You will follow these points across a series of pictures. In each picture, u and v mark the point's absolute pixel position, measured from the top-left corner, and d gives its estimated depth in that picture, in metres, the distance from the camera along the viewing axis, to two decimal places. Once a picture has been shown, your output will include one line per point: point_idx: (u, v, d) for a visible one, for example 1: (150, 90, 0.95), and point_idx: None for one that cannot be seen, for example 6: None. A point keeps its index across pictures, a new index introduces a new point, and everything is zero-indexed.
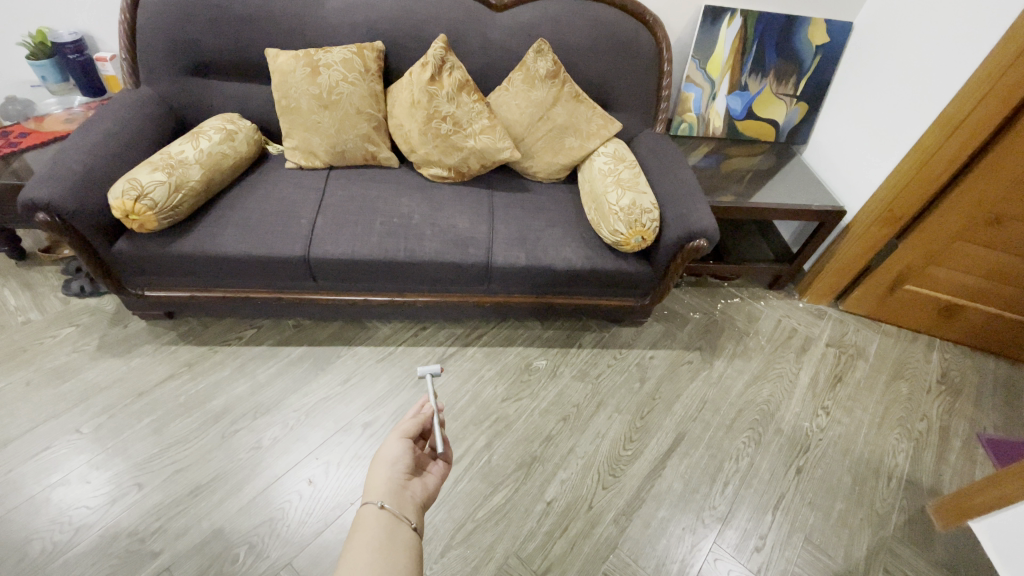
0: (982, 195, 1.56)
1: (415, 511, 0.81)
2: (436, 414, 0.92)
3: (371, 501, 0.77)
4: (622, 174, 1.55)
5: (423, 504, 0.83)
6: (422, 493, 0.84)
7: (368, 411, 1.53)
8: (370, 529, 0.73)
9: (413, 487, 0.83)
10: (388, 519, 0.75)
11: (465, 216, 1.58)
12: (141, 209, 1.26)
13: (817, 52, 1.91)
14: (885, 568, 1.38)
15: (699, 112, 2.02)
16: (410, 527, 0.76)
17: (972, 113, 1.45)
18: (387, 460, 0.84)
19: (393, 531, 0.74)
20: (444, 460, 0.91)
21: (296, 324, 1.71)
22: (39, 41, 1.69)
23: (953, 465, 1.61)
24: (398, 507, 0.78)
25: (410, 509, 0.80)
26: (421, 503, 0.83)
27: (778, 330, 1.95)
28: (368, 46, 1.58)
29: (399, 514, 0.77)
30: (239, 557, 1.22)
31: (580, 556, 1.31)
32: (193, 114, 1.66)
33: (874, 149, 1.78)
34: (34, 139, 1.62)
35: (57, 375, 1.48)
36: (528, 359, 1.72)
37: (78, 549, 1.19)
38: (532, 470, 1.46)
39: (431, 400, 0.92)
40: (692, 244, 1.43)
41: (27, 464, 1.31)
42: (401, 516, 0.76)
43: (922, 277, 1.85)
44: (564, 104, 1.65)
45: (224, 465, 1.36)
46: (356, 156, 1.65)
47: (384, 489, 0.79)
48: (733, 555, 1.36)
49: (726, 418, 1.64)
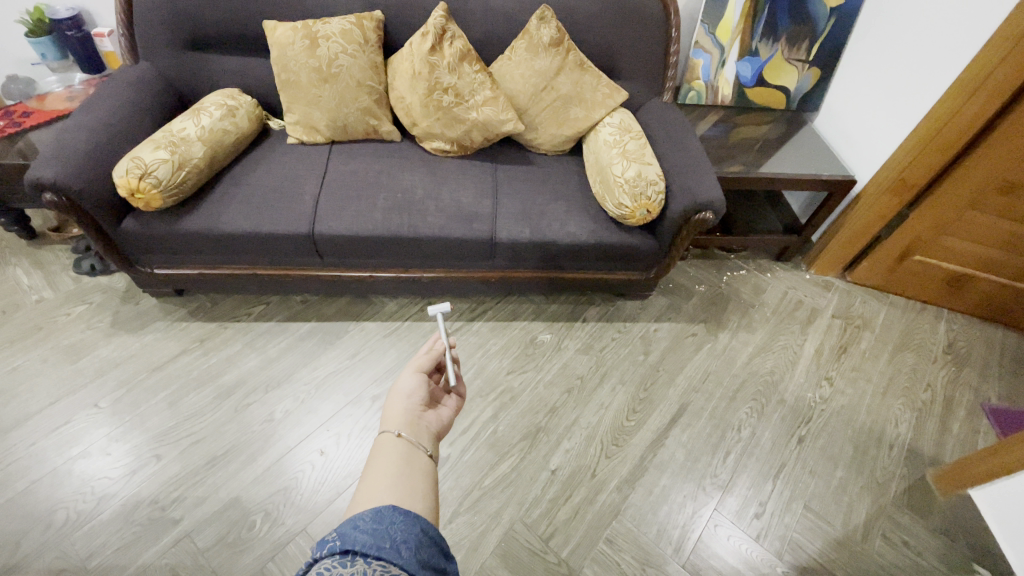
0: (997, 163, 1.53)
1: (430, 440, 0.80)
2: (448, 350, 0.94)
3: (389, 430, 0.76)
4: (628, 146, 1.53)
5: (438, 433, 0.83)
6: (436, 424, 0.84)
7: (376, 384, 1.56)
8: (388, 454, 0.72)
9: (428, 418, 0.84)
10: (406, 446, 0.74)
11: (468, 190, 1.57)
12: (146, 187, 1.27)
13: (832, 14, 1.82)
14: (883, 534, 1.41)
15: (708, 80, 1.98)
16: (426, 454, 0.75)
17: (990, 77, 1.40)
18: (403, 394, 0.85)
19: (411, 456, 0.73)
20: (457, 394, 0.92)
21: (303, 300, 1.73)
22: (36, 18, 1.66)
23: (956, 435, 1.63)
24: (414, 435, 0.77)
25: (425, 437, 0.79)
26: (435, 432, 0.83)
27: (784, 302, 1.94)
28: (367, 16, 1.54)
29: (416, 440, 0.76)
30: (255, 524, 1.27)
31: (584, 522, 1.36)
32: (193, 90, 1.64)
33: (888, 116, 1.73)
34: (38, 117, 1.62)
35: (73, 352, 1.52)
36: (533, 332, 1.74)
37: (102, 517, 1.25)
38: (537, 441, 1.49)
39: (443, 336, 0.93)
40: (698, 216, 1.42)
41: (50, 438, 1.36)
42: (418, 443, 0.75)
43: (932, 247, 1.82)
44: (568, 73, 1.62)
45: (238, 437, 1.41)
46: (358, 130, 1.63)
47: (400, 419, 0.79)
48: (733, 521, 1.40)
49: (729, 389, 1.66)
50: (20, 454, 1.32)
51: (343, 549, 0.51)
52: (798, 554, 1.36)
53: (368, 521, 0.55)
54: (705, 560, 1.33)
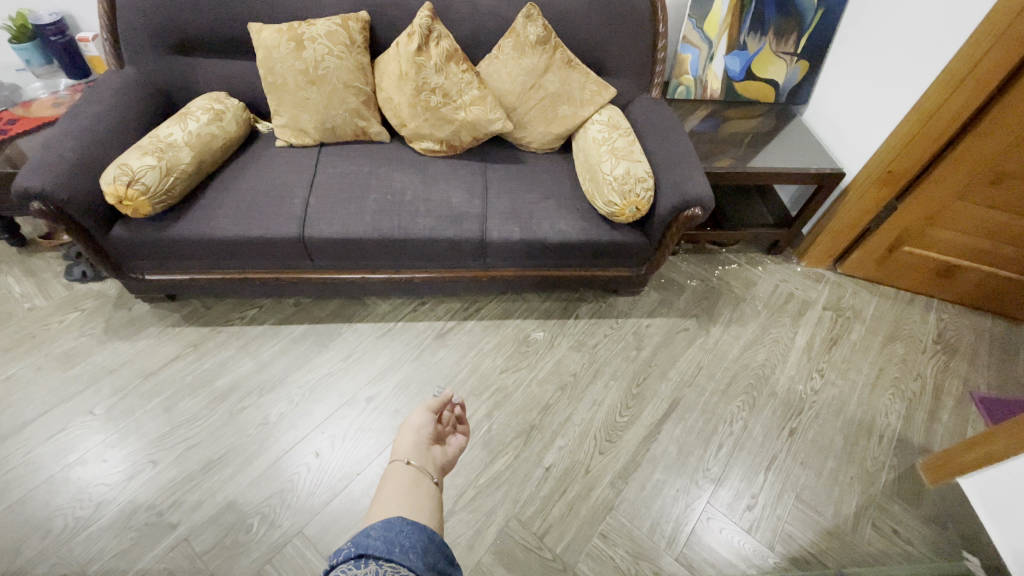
0: (983, 154, 1.54)
1: (437, 471, 0.86)
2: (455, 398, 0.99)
3: (399, 459, 0.83)
4: (617, 143, 1.53)
5: (443, 467, 0.88)
6: (443, 457, 0.89)
7: (370, 385, 1.57)
8: (398, 479, 0.78)
9: (435, 452, 0.89)
10: (415, 473, 0.80)
11: (458, 190, 1.57)
12: (134, 194, 1.27)
13: (819, 7, 1.82)
14: (873, 523, 1.43)
15: (696, 74, 1.98)
16: (432, 481, 0.81)
17: (975, 68, 1.40)
18: (414, 427, 0.91)
19: (419, 481, 0.79)
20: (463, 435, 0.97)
21: (296, 303, 1.73)
22: (19, 24, 1.64)
23: (944, 424, 1.65)
24: (423, 463, 0.83)
25: (432, 466, 0.85)
26: (440, 466, 0.88)
27: (775, 295, 1.95)
28: (353, 17, 1.53)
29: (425, 468, 0.82)
30: (253, 526, 1.29)
31: (578, 518, 1.37)
32: (179, 94, 1.63)
33: (875, 108, 1.74)
34: (23, 125, 1.61)
35: (67, 359, 1.52)
36: (526, 331, 1.75)
37: (99, 523, 1.26)
38: (530, 438, 1.50)
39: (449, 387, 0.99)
40: (687, 213, 1.43)
41: (45, 446, 1.36)
42: (425, 470, 0.82)
43: (921, 238, 1.84)
44: (555, 71, 1.62)
45: (234, 441, 1.42)
46: (346, 132, 1.63)
47: (410, 448, 0.85)
48: (725, 513, 1.41)
49: (721, 383, 1.67)
50: (16, 462, 1.33)
51: (358, 553, 0.54)
52: (789, 545, 1.38)
53: (380, 529, 0.58)
54: (699, 553, 1.34)
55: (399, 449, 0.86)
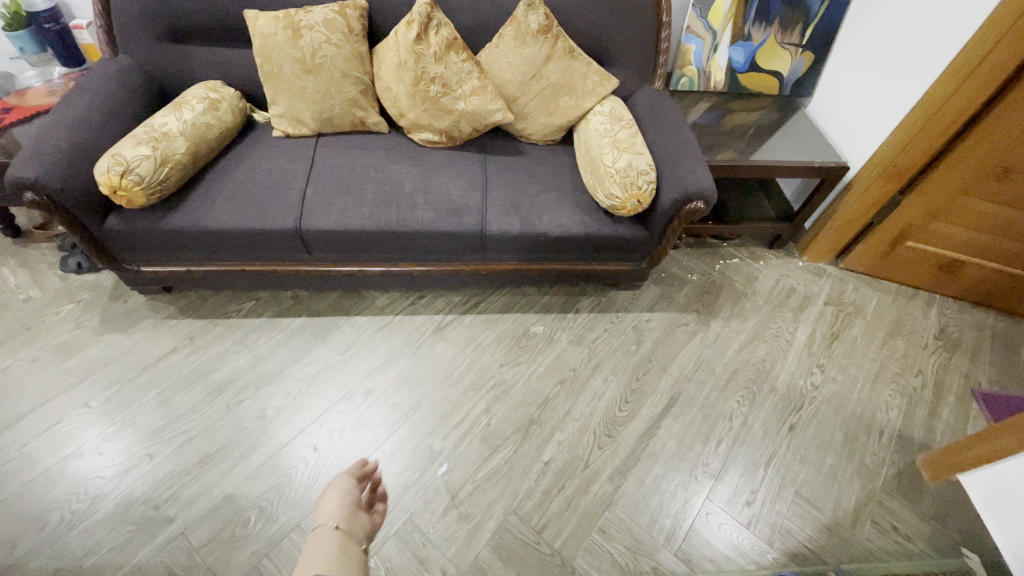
0: (989, 149, 1.52)
1: (361, 536, 1.04)
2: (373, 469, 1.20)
3: (326, 524, 1.02)
4: (618, 135, 1.51)
5: (367, 534, 1.07)
6: (365, 522, 1.08)
7: (368, 378, 1.56)
8: (327, 541, 0.97)
9: (361, 519, 1.08)
10: (340, 537, 0.99)
11: (458, 182, 1.55)
12: (128, 185, 1.25)
13: None
14: (872, 519, 1.43)
15: (700, 66, 1.95)
16: (356, 544, 1.00)
17: (983, 61, 1.38)
18: (338, 491, 1.10)
19: (345, 543, 0.98)
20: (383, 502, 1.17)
21: (293, 296, 1.72)
22: (13, 11, 1.62)
23: (945, 420, 1.64)
24: (347, 527, 1.03)
25: (356, 531, 1.05)
26: (364, 531, 1.07)
27: (777, 290, 1.94)
28: (351, 4, 1.51)
29: (347, 533, 1.01)
30: (250, 520, 1.28)
31: (576, 513, 1.37)
32: (174, 82, 1.61)
33: (881, 101, 1.71)
34: (18, 114, 1.59)
35: (62, 352, 1.51)
36: (526, 325, 1.73)
37: (96, 516, 1.25)
38: (529, 433, 1.50)
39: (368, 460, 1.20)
40: (689, 207, 1.41)
41: (41, 438, 1.35)
42: (348, 533, 1.01)
43: (925, 233, 1.82)
44: (557, 61, 1.59)
45: (231, 435, 1.41)
46: (344, 122, 1.61)
47: (335, 513, 1.05)
48: (725, 509, 1.41)
49: (721, 378, 1.66)
50: (12, 455, 1.32)
51: None
52: (788, 540, 1.37)
53: None
54: (698, 548, 1.34)
55: (324, 514, 1.05)
